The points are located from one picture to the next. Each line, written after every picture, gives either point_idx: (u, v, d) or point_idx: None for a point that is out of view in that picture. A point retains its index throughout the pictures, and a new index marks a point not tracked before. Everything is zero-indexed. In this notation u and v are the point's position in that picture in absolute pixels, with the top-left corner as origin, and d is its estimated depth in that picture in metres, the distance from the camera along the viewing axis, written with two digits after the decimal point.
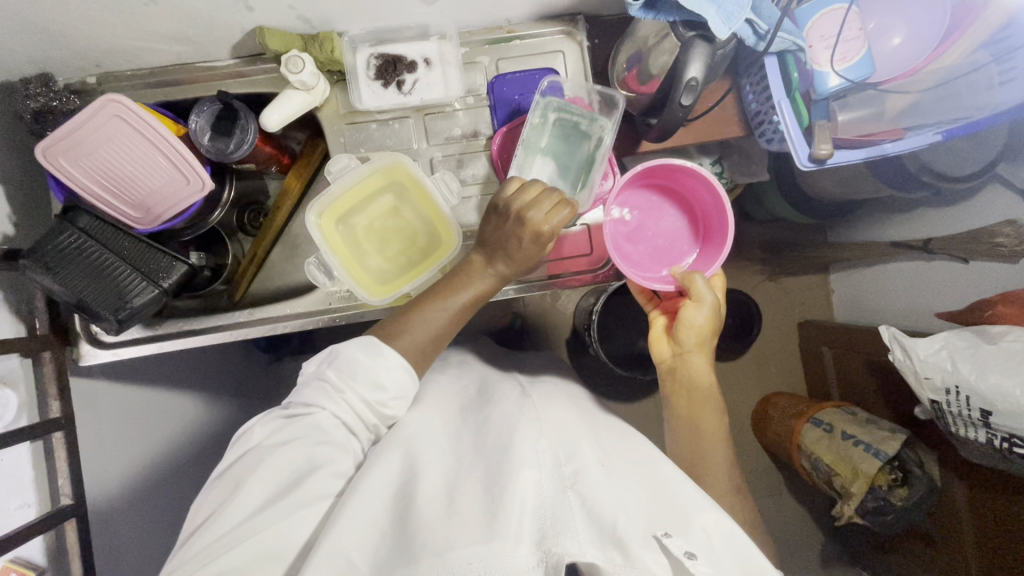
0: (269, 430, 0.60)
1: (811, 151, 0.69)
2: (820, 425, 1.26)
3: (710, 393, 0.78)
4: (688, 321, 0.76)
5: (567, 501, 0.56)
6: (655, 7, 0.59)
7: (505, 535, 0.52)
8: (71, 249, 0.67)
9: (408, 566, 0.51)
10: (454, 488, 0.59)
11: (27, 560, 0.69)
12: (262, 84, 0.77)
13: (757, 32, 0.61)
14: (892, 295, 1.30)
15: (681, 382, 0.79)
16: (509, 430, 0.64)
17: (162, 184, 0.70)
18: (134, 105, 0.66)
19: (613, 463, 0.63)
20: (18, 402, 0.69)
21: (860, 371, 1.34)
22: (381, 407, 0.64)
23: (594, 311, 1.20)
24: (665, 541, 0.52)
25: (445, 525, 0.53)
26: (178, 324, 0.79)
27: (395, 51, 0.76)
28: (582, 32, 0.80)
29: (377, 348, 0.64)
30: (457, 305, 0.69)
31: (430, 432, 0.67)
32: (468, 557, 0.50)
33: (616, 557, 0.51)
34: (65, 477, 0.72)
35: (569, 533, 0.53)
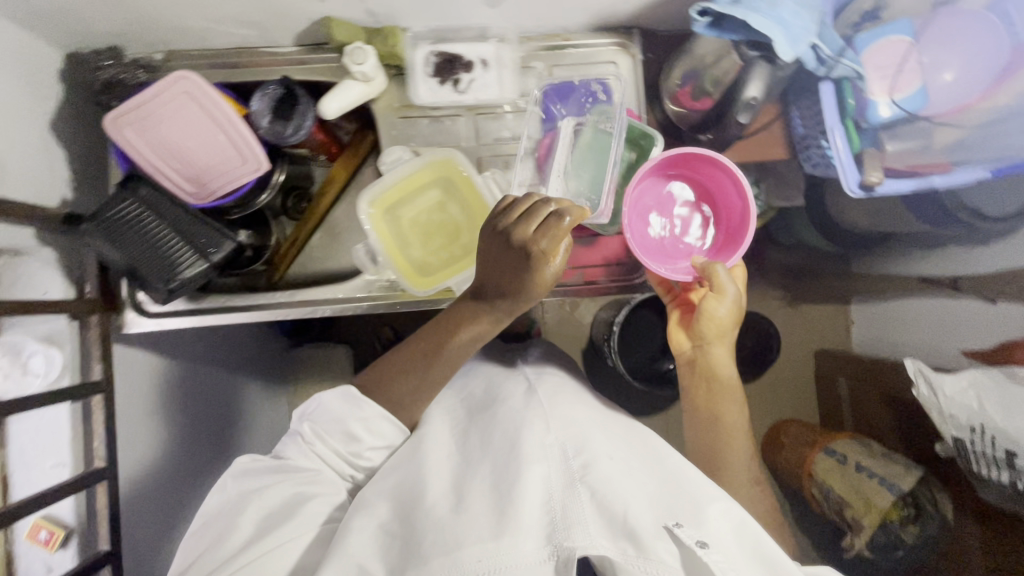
0: (252, 479, 0.66)
1: (862, 178, 0.69)
2: (833, 456, 1.24)
3: (730, 388, 0.79)
4: (710, 314, 0.76)
5: (576, 493, 0.59)
6: (720, 24, 0.60)
7: (516, 532, 0.55)
8: (128, 218, 0.68)
9: (419, 566, 0.55)
10: (462, 489, 0.63)
11: (59, 517, 0.72)
12: (321, 73, 0.79)
13: (819, 56, 0.61)
14: (911, 330, 1.30)
15: (702, 378, 0.79)
16: (514, 433, 0.68)
17: (221, 163, 0.72)
18: (203, 82, 0.67)
19: (624, 460, 0.65)
20: (63, 362, 0.71)
21: (877, 406, 1.36)
22: (354, 455, 0.70)
23: (616, 322, 1.21)
24: (677, 530, 0.54)
25: (454, 526, 0.58)
26: (220, 299, 0.81)
27: (453, 50, 0.78)
28: (637, 45, 0.82)
29: (356, 401, 0.70)
30: (448, 363, 0.72)
31: (434, 437, 0.72)
32: (476, 555, 0.54)
33: (629, 549, 0.54)
34: (100, 441, 0.73)
35: (580, 527, 0.55)
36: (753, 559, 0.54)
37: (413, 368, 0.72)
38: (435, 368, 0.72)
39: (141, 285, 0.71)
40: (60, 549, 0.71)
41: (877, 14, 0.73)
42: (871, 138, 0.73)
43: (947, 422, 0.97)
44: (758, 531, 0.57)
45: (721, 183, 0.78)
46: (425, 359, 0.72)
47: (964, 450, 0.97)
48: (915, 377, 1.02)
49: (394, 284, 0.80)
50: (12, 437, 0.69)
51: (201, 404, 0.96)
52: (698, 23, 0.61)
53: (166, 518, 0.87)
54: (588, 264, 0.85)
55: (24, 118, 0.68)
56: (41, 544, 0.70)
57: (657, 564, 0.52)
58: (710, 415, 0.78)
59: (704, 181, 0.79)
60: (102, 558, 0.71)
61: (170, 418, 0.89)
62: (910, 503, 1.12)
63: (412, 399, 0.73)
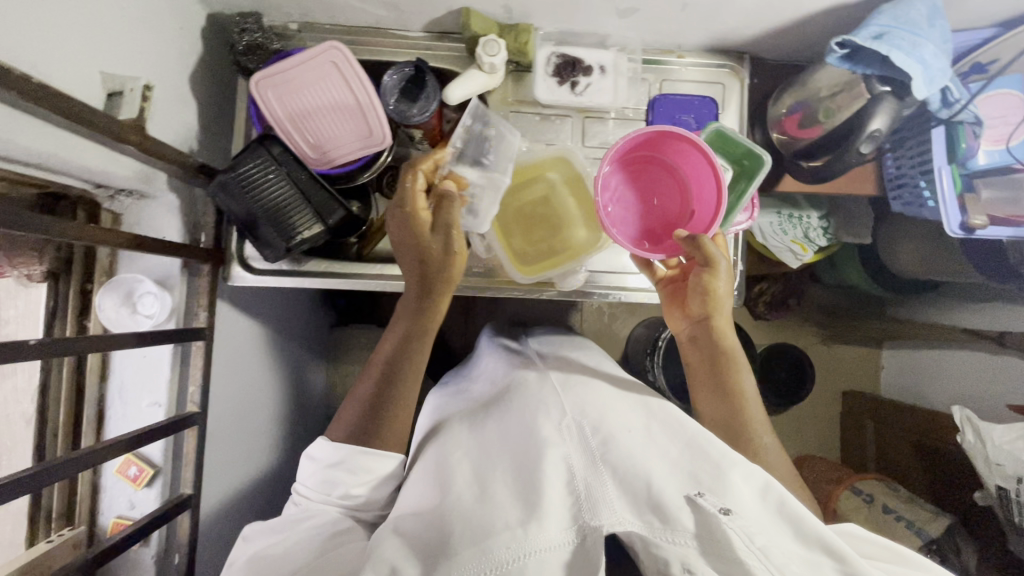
0: (257, 545, 0.64)
1: (964, 219, 0.73)
2: (858, 495, 1.22)
3: (737, 359, 0.71)
4: (703, 282, 0.71)
5: (599, 470, 0.60)
6: (853, 58, 0.64)
7: (542, 517, 0.55)
8: (255, 174, 0.72)
9: (450, 560, 0.54)
10: (484, 480, 0.62)
11: (148, 456, 0.74)
12: (445, 60, 0.82)
13: (944, 99, 0.70)
14: (947, 380, 1.32)
15: (705, 352, 0.73)
16: (526, 423, 0.68)
17: (347, 135, 0.75)
18: (352, 56, 0.70)
19: (642, 428, 0.66)
20: (171, 305, 0.74)
21: (904, 452, 1.35)
22: (348, 492, 0.66)
23: (666, 337, 1.23)
24: (700, 500, 0.54)
25: (481, 513, 0.58)
26: (323, 263, 0.84)
27: (575, 54, 0.81)
28: (746, 70, 0.85)
29: (328, 450, 0.67)
30: (409, 366, 0.71)
31: (451, 440, 0.71)
32: (505, 541, 0.54)
33: (654, 521, 0.54)
34: (195, 386, 0.75)
35: (605, 507, 0.56)
36: (778, 520, 0.53)
37: (378, 390, 0.70)
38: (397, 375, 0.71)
39: (257, 243, 0.75)
40: (146, 487, 0.73)
41: (987, 67, 0.73)
42: (968, 185, 0.75)
43: (992, 472, 1.00)
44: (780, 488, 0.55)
45: (677, 161, 0.74)
46: (389, 377, 0.71)
47: (1007, 501, 0.99)
48: (962, 423, 1.05)
49: (490, 269, 0.83)
50: (114, 369, 0.73)
51: (266, 366, 0.98)
52: (833, 54, 0.64)
53: (232, 472, 0.88)
54: None
55: (172, 68, 0.70)
56: (129, 479, 0.73)
57: (684, 534, 0.53)
58: (716, 387, 0.71)
59: (663, 165, 0.75)
60: (183, 501, 0.72)
61: (246, 374, 0.90)
62: (936, 551, 1.09)
63: (389, 426, 0.69)
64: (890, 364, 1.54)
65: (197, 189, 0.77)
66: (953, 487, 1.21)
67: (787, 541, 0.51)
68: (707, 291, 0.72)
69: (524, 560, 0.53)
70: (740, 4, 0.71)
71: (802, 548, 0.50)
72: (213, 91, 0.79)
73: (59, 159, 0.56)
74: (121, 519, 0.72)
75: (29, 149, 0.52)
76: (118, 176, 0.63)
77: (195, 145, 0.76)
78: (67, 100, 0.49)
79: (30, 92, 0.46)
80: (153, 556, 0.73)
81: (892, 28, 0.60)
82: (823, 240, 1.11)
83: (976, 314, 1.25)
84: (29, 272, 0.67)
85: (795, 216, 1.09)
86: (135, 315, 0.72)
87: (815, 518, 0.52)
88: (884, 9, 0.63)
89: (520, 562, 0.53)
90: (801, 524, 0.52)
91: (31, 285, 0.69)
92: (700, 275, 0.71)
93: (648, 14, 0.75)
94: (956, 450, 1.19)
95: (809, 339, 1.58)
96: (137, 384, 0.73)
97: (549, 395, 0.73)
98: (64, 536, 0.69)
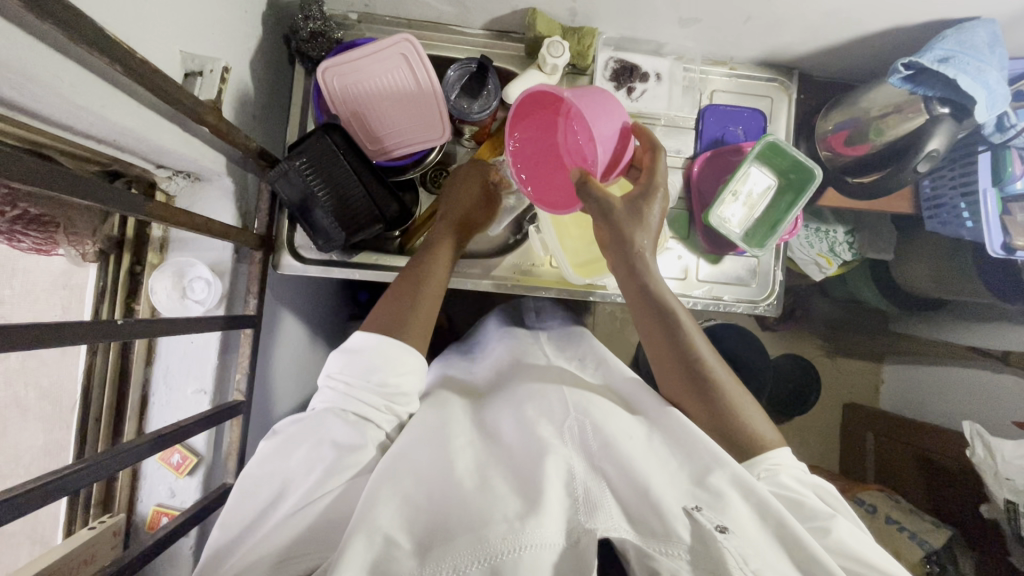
0: (280, 444, 0.59)
1: (1007, 241, 0.77)
2: (862, 505, 1.23)
3: (670, 302, 0.69)
4: (621, 235, 0.69)
5: (601, 478, 0.59)
6: (914, 79, 0.68)
7: (541, 512, 0.52)
8: (321, 159, 0.72)
9: (445, 546, 0.50)
10: (486, 471, 0.60)
11: (191, 445, 0.72)
12: (503, 59, 0.83)
13: (1001, 123, 0.73)
14: (947, 395, 1.35)
15: (640, 299, 0.69)
16: (520, 418, 0.68)
17: (405, 127, 0.75)
18: (422, 51, 0.69)
19: (644, 438, 0.65)
20: (222, 291, 0.72)
21: (905, 464, 1.36)
22: (383, 386, 0.63)
23: None
24: (697, 515, 0.54)
25: (478, 502, 0.54)
26: (370, 257, 0.81)
27: (632, 60, 0.83)
28: (795, 86, 0.87)
29: (365, 342, 0.65)
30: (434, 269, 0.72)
31: (450, 410, 0.71)
32: (502, 532, 0.50)
33: (650, 534, 0.53)
34: (242, 373, 0.73)
35: (603, 514, 0.54)
36: (775, 543, 0.53)
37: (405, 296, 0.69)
38: (421, 285, 0.70)
39: (311, 231, 0.74)
40: (188, 476, 0.71)
41: None
42: (1006, 210, 0.78)
43: (1001, 485, 1.03)
44: (779, 512, 0.55)
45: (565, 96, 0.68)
46: (414, 285, 0.70)
47: (1015, 514, 1.02)
48: (971, 438, 1.07)
49: (538, 269, 0.83)
50: (160, 353, 0.72)
51: (296, 358, 0.95)
52: (896, 74, 0.68)
53: None
54: (716, 279, 0.88)
55: (237, 50, 0.69)
56: (171, 467, 0.71)
57: (679, 545, 0.52)
58: (659, 331, 0.68)
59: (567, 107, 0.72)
60: (224, 493, 0.71)
61: (277, 365, 0.88)
62: (936, 563, 1.09)
63: (413, 330, 0.67)
64: (891, 378, 1.55)
65: (249, 174, 0.75)
66: (952, 502, 1.22)
67: (781, 563, 0.52)
68: (625, 238, 0.69)
69: (518, 553, 0.49)
70: (803, 20, 0.73)
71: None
72: (267, 76, 0.78)
73: (138, 136, 0.55)
74: (162, 508, 0.71)
75: (113, 123, 0.51)
76: (186, 158, 0.62)
77: (250, 131, 0.75)
78: (165, 78, 0.49)
79: (134, 67, 0.45)
80: (192, 547, 0.72)
81: (958, 52, 0.63)
82: (848, 254, 1.13)
83: (982, 332, 1.28)
84: (82, 250, 0.65)
85: (822, 231, 1.10)
86: (185, 300, 0.71)
87: (814, 547, 0.53)
88: (949, 32, 0.65)
89: (514, 555, 0.49)
90: (796, 549, 0.53)
91: (85, 264, 0.68)
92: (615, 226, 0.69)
93: (709, 24, 0.77)
94: (958, 461, 1.20)
95: (815, 352, 1.58)
96: (184, 370, 0.72)
97: (549, 387, 0.73)
98: (106, 523, 0.67)
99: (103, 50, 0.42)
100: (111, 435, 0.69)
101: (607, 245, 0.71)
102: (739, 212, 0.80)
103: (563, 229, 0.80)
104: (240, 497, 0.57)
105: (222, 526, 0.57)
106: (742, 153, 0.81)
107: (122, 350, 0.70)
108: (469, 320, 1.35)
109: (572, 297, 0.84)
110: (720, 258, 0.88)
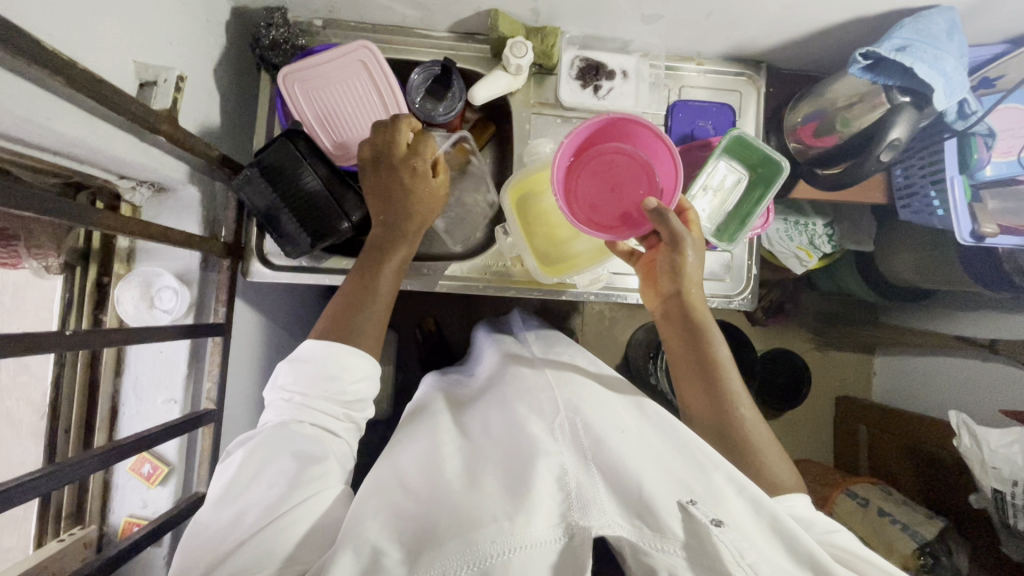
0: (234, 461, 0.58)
1: (975, 228, 0.75)
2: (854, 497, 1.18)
3: (715, 341, 0.70)
4: (676, 259, 0.70)
5: (591, 474, 0.59)
6: (875, 69, 0.68)
7: (530, 511, 0.53)
8: (279, 159, 0.71)
9: (434, 549, 0.51)
10: (475, 472, 0.61)
11: (162, 454, 0.72)
12: (468, 61, 0.83)
13: (962, 110, 0.73)
14: (936, 385, 1.35)
15: (685, 330, 0.71)
16: (512, 416, 0.68)
17: (365, 129, 0.75)
18: (381, 55, 0.71)
19: (636, 430, 0.66)
20: (190, 300, 0.73)
21: (896, 455, 1.35)
22: (340, 395, 0.63)
23: None
24: (691, 508, 0.53)
25: (466, 504, 0.55)
26: (342, 261, 0.81)
27: (597, 58, 0.82)
28: (763, 79, 0.87)
29: (313, 349, 0.64)
30: (385, 267, 0.69)
31: (443, 423, 0.73)
32: (492, 535, 0.51)
33: (644, 527, 0.53)
34: (213, 382, 0.73)
35: (596, 507, 0.54)
36: (770, 534, 0.53)
37: (361, 291, 0.68)
38: (372, 284, 0.68)
39: (278, 238, 0.74)
40: (159, 485, 0.71)
41: (993, 81, 0.76)
42: (976, 197, 0.78)
43: (988, 474, 1.00)
44: (773, 507, 0.55)
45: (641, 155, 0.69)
46: (363, 283, 0.68)
47: (1001, 502, 1.00)
48: (957, 428, 1.03)
49: (512, 271, 0.83)
50: (129, 363, 0.72)
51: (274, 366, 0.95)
52: (856, 64, 0.67)
53: None
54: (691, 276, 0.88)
55: (197, 60, 0.69)
56: (142, 478, 0.71)
57: (674, 541, 0.51)
58: (697, 365, 0.70)
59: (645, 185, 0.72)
60: (196, 501, 0.70)
61: (254, 372, 0.88)
62: (927, 555, 1.07)
63: (366, 328, 0.67)
64: (882, 370, 1.54)
65: (216, 182, 0.76)
66: (945, 492, 1.20)
67: (779, 557, 0.51)
68: (679, 269, 0.71)
69: (509, 555, 0.50)
70: (764, 13, 0.73)
71: (793, 566, 0.51)
72: (231, 85, 0.78)
73: (90, 146, 0.55)
74: (134, 519, 0.70)
75: (63, 134, 0.51)
76: (146, 168, 0.63)
77: (217, 139, 0.75)
78: (110, 88, 0.49)
79: (75, 78, 0.45)
80: (165, 557, 0.72)
81: (915, 41, 0.63)
82: (828, 246, 1.12)
83: (967, 321, 1.27)
84: (46, 263, 0.66)
85: (801, 223, 1.10)
86: (152, 310, 0.70)
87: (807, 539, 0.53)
88: (907, 21, 0.65)
89: (505, 556, 0.50)
90: (790, 540, 0.52)
91: (49, 276, 0.68)
92: (672, 254, 0.70)
93: (672, 20, 0.77)
94: (948, 452, 1.19)
95: (804, 345, 1.57)
96: (154, 379, 0.72)
97: (541, 386, 0.73)
98: (76, 535, 0.67)
99: (41, 63, 0.42)
100: (81, 447, 0.69)
101: (663, 274, 0.73)
102: (706, 207, 0.80)
103: (531, 228, 0.78)
104: (203, 519, 0.56)
105: (189, 540, 0.56)
106: (712, 147, 0.80)
107: (91, 361, 0.70)
108: (454, 322, 1.34)
109: (546, 295, 0.85)
110: None
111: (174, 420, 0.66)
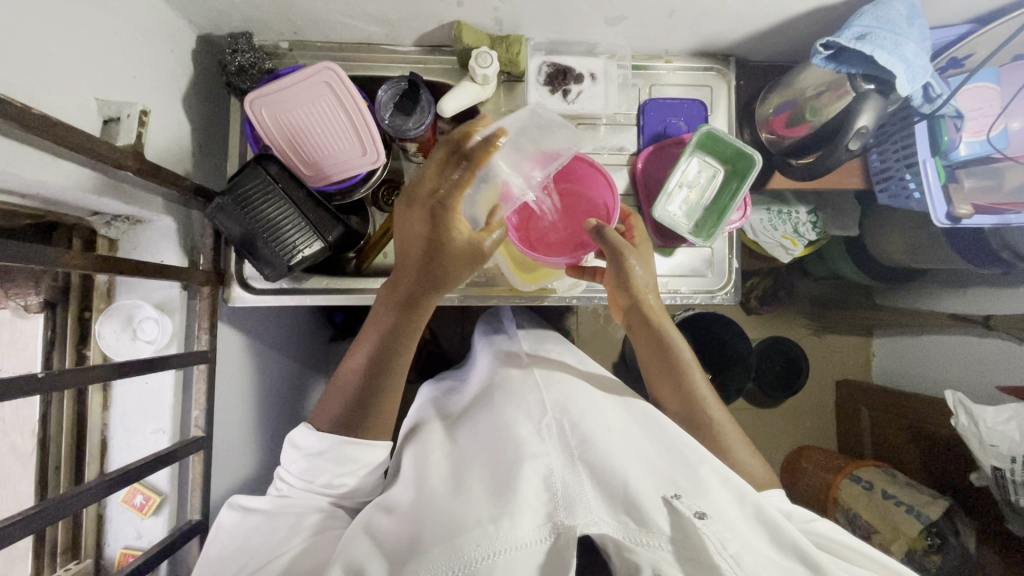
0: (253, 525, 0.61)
1: (950, 210, 0.76)
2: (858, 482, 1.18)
3: (675, 342, 0.69)
4: (622, 273, 0.68)
5: (577, 473, 0.58)
6: (837, 58, 0.68)
7: (514, 513, 0.53)
8: (256, 196, 0.73)
9: (418, 557, 0.51)
10: (460, 476, 0.61)
11: (154, 484, 0.72)
12: (436, 73, 0.84)
13: (929, 94, 0.73)
14: (934, 364, 1.33)
15: (650, 345, 0.69)
16: (497, 420, 0.68)
17: (341, 150, 0.75)
18: (345, 76, 0.71)
19: (623, 429, 0.65)
20: (173, 329, 0.73)
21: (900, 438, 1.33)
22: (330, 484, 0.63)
23: None
24: (676, 503, 0.53)
25: (453, 508, 0.56)
26: (321, 279, 0.82)
27: (565, 62, 0.82)
28: (733, 73, 0.87)
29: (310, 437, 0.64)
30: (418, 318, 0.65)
31: (428, 430, 0.72)
32: (477, 539, 0.51)
33: (629, 522, 0.53)
34: (200, 410, 0.74)
35: (582, 507, 0.54)
36: (754, 524, 0.53)
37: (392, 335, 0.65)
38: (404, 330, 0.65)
39: (256, 262, 0.74)
40: (152, 516, 0.72)
41: (962, 61, 0.77)
42: (952, 176, 0.78)
43: (987, 453, 0.99)
44: (758, 497, 0.55)
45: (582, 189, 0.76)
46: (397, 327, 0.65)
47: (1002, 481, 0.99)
48: (954, 407, 1.03)
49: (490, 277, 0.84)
50: (116, 397, 0.72)
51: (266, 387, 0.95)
52: (818, 55, 0.69)
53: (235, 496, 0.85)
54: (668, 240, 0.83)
55: (163, 90, 0.70)
56: (135, 509, 0.71)
57: (659, 536, 0.52)
58: (669, 373, 0.69)
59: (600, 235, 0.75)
60: (189, 529, 0.71)
61: (244, 395, 0.88)
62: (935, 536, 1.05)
63: (388, 390, 0.65)
64: (880, 352, 1.53)
65: (192, 212, 0.76)
66: (949, 472, 1.19)
67: (762, 544, 0.52)
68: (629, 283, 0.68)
69: (493, 558, 0.51)
70: (725, 8, 0.73)
71: (777, 555, 0.51)
72: (201, 112, 0.79)
73: (58, 188, 0.56)
74: (130, 551, 0.71)
75: (27, 178, 0.52)
76: (117, 204, 0.63)
77: (191, 168, 0.76)
78: (68, 128, 0.50)
79: (28, 123, 0.46)
80: None
81: (875, 28, 0.63)
82: (813, 233, 1.11)
83: (960, 299, 1.25)
84: (26, 302, 0.67)
85: (785, 212, 1.09)
86: (136, 341, 0.71)
87: (795, 532, 0.53)
88: (866, 8, 0.65)
89: (490, 559, 0.51)
90: (775, 529, 0.52)
91: (31, 315, 0.68)
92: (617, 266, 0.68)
93: (636, 21, 0.77)
94: (949, 431, 1.17)
95: (801, 331, 1.56)
96: (140, 411, 0.72)
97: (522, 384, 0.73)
98: (72, 570, 0.68)
99: None
100: (72, 479, 0.70)
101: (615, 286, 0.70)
102: (681, 207, 0.79)
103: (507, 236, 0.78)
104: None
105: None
106: (684, 144, 0.81)
107: (78, 395, 0.71)
108: (449, 330, 1.34)
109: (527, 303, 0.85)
110: (674, 250, 0.87)
111: (166, 449, 0.67)
